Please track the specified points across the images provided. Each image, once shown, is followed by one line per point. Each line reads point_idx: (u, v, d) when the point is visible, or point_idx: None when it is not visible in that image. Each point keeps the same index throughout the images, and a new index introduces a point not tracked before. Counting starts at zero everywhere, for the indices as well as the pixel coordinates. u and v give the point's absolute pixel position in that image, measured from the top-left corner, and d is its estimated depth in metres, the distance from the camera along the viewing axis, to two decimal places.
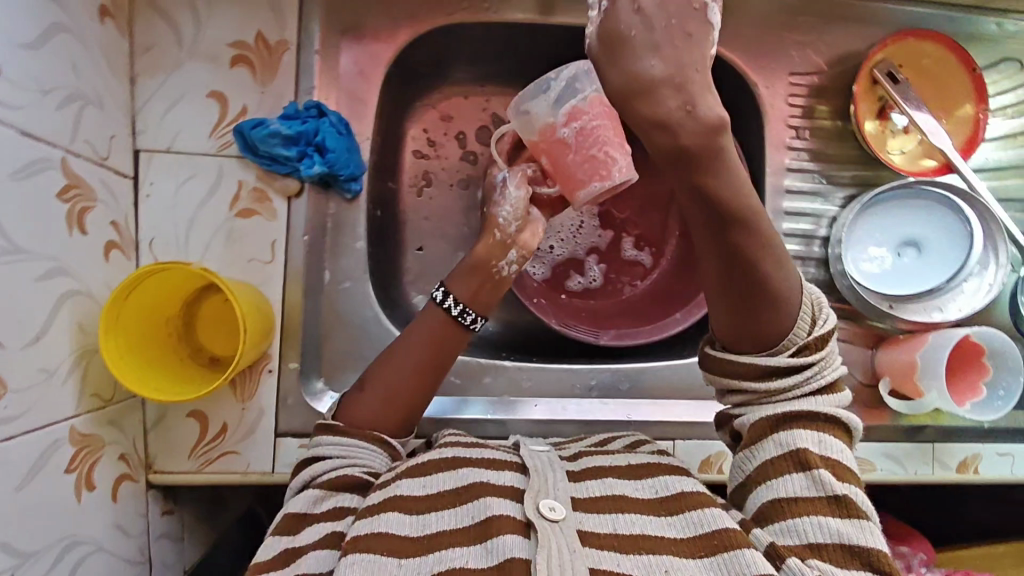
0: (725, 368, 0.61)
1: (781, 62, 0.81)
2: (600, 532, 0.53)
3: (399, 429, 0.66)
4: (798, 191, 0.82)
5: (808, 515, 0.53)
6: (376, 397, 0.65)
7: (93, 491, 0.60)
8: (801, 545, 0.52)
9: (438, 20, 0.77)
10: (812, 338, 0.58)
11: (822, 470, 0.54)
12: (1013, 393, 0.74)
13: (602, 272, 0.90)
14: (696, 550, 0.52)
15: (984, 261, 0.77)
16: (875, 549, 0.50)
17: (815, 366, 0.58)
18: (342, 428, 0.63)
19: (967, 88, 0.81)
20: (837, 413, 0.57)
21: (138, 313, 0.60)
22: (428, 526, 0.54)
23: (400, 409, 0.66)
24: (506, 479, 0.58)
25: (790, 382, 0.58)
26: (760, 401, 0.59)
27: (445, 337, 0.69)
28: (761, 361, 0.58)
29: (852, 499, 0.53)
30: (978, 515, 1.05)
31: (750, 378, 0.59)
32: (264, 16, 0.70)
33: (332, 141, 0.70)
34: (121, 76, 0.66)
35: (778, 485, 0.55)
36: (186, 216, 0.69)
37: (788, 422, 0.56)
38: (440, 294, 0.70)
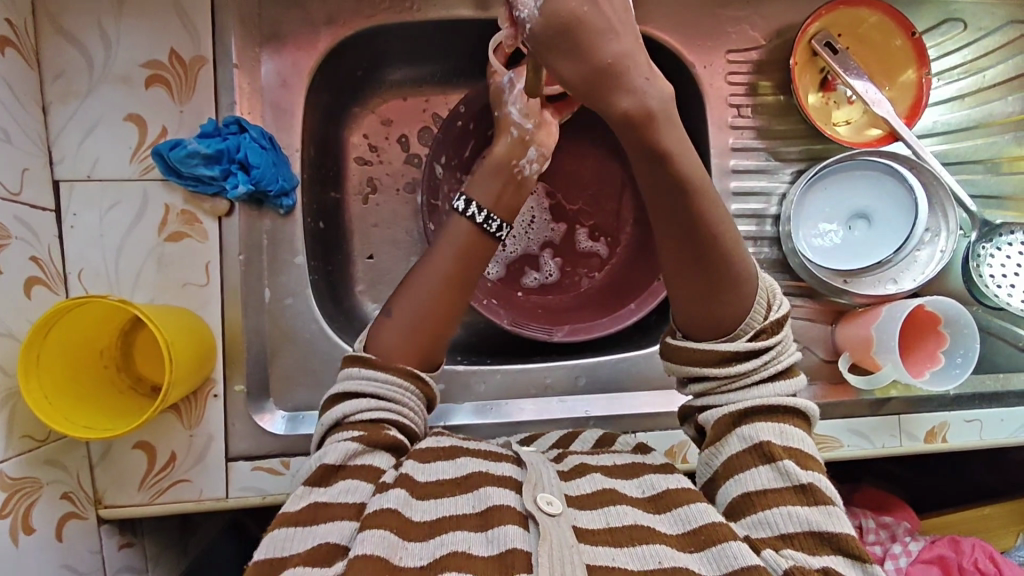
0: (685, 357, 0.58)
1: (717, 40, 0.79)
2: (594, 527, 0.51)
3: (423, 365, 0.62)
4: (745, 170, 0.80)
5: (776, 506, 0.52)
6: (403, 327, 0.62)
7: (33, 533, 0.59)
8: (773, 536, 0.51)
9: (360, 23, 0.75)
10: (769, 322, 0.57)
11: (786, 460, 0.53)
12: (971, 357, 0.73)
13: (558, 267, 0.89)
14: (685, 544, 0.51)
15: (935, 230, 0.77)
16: (844, 533, 0.50)
17: (772, 350, 0.56)
18: (376, 360, 0.59)
19: (906, 54, 0.79)
20: (794, 402, 0.56)
21: (62, 348, 0.59)
22: (427, 512, 0.52)
23: (425, 343, 0.62)
24: (505, 469, 0.56)
25: (750, 367, 0.56)
26: (720, 390, 0.57)
27: (476, 249, 0.65)
28: (721, 347, 0.56)
29: (818, 486, 0.52)
30: (964, 482, 1.03)
31: (709, 365, 0.57)
32: (176, 33, 0.68)
33: (255, 157, 0.68)
34: (32, 106, 0.64)
35: (746, 479, 0.53)
36: (114, 245, 0.67)
37: (749, 417, 0.55)
38: (463, 203, 0.65)
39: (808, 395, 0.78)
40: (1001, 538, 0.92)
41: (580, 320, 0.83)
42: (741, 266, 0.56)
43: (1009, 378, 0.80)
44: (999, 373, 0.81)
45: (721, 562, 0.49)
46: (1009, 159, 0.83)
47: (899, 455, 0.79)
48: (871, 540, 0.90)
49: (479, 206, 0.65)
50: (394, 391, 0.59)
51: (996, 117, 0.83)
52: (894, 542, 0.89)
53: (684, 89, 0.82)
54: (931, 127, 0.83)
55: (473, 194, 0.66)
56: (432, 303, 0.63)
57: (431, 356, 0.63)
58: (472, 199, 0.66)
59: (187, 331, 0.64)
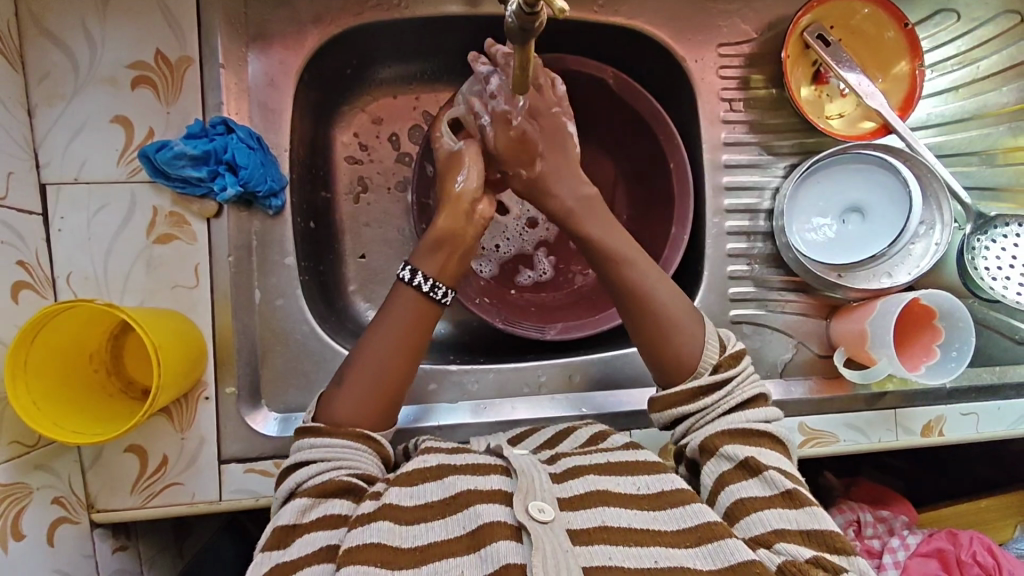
0: (664, 403, 0.61)
1: (708, 34, 0.79)
2: (590, 528, 0.51)
3: (381, 423, 0.62)
4: (737, 164, 0.79)
5: (766, 509, 0.52)
6: (357, 392, 0.61)
7: (23, 539, 0.58)
8: (766, 532, 0.51)
9: (348, 21, 0.74)
10: (724, 356, 0.61)
11: (771, 470, 0.55)
12: (966, 353, 0.72)
13: (552, 265, 0.88)
14: (682, 541, 0.51)
15: (930, 222, 0.76)
16: (829, 530, 0.51)
17: (734, 379, 0.60)
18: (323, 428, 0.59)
19: (899, 45, 0.78)
20: (769, 427, 0.59)
21: (50, 354, 0.59)
22: (418, 538, 0.52)
23: (382, 404, 0.62)
24: (494, 482, 0.55)
25: (718, 397, 0.59)
26: (698, 422, 0.60)
27: (421, 320, 0.64)
28: (689, 385, 0.60)
29: (800, 490, 0.53)
30: (963, 473, 1.03)
31: (681, 403, 0.60)
32: (162, 33, 0.68)
33: (243, 157, 0.68)
34: (17, 108, 0.64)
35: (737, 489, 0.54)
36: (102, 247, 0.67)
37: (731, 437, 0.57)
38: (408, 272, 0.64)
39: (803, 390, 0.77)
40: (999, 529, 0.91)
41: (575, 316, 0.82)
42: (682, 306, 0.64)
43: (1005, 370, 0.80)
44: (995, 365, 0.80)
45: (717, 557, 0.49)
46: (1004, 151, 0.82)
47: (895, 449, 0.79)
48: (869, 534, 0.90)
49: (425, 275, 0.64)
50: (338, 450, 0.58)
51: (990, 108, 0.83)
52: (892, 536, 0.89)
53: (676, 82, 0.82)
54: (925, 119, 0.82)
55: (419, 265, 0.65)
56: (389, 365, 0.62)
57: (390, 411, 0.63)
58: (417, 267, 0.65)
59: (177, 335, 0.63)
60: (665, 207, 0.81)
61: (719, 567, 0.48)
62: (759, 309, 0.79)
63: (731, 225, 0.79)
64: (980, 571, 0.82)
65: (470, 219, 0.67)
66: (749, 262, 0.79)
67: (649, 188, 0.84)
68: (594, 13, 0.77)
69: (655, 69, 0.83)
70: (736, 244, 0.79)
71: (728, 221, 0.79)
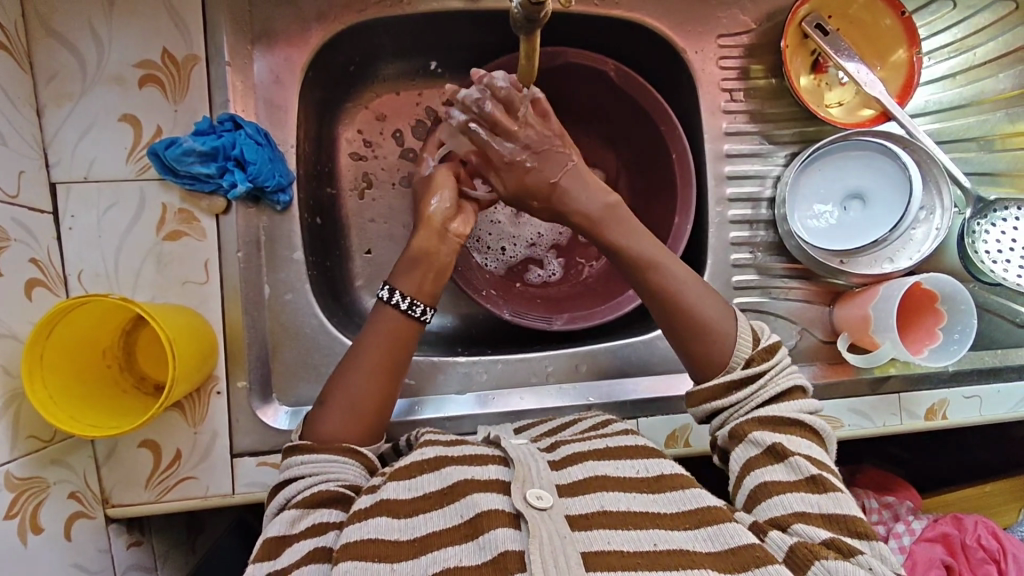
0: (698, 397, 0.62)
1: (708, 25, 0.79)
2: (587, 512, 0.52)
3: (365, 439, 0.63)
4: (738, 154, 0.80)
5: (789, 492, 0.53)
6: (341, 407, 0.62)
7: (41, 533, 0.59)
8: (786, 514, 0.52)
9: (351, 18, 0.75)
10: (757, 350, 0.62)
11: (796, 455, 0.56)
12: (969, 332, 0.73)
13: (562, 266, 0.89)
14: (682, 522, 0.52)
15: (930, 207, 0.77)
16: (851, 514, 0.52)
17: (766, 374, 0.61)
18: (307, 445, 0.60)
19: (896, 33, 0.79)
20: (802, 417, 0.59)
21: (64, 350, 0.60)
22: (417, 528, 0.52)
23: (367, 419, 0.63)
24: (491, 472, 0.56)
25: (752, 390, 0.60)
26: (733, 416, 0.61)
27: (402, 337, 0.65)
28: (722, 379, 0.61)
29: (826, 476, 0.54)
30: (966, 458, 1.03)
31: (712, 398, 0.61)
32: (169, 32, 0.69)
33: (251, 153, 0.68)
34: (26, 108, 0.65)
35: (762, 473, 0.55)
36: (113, 245, 0.68)
37: (763, 426, 0.58)
38: (386, 291, 0.66)
39: (807, 376, 0.78)
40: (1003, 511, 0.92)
41: (581, 306, 0.83)
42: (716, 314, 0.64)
43: (1007, 353, 0.81)
44: (996, 349, 0.81)
45: (716, 540, 0.50)
46: (1003, 136, 0.83)
47: (899, 433, 0.79)
48: (875, 520, 0.90)
49: (401, 292, 0.66)
50: (325, 463, 0.59)
51: (987, 95, 0.84)
52: (897, 521, 0.89)
53: (676, 74, 0.83)
54: (923, 106, 0.83)
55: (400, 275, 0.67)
56: (370, 380, 0.63)
57: (377, 426, 0.63)
58: (394, 286, 0.66)
59: (189, 330, 0.64)
60: (668, 197, 0.81)
61: (720, 548, 0.49)
62: (763, 297, 0.80)
63: (734, 214, 0.80)
64: (985, 554, 0.83)
65: (443, 237, 0.69)
66: (752, 250, 0.80)
67: (652, 179, 0.85)
68: (594, 6, 0.78)
69: (656, 60, 0.84)
70: (739, 233, 0.80)
71: (730, 210, 0.80)
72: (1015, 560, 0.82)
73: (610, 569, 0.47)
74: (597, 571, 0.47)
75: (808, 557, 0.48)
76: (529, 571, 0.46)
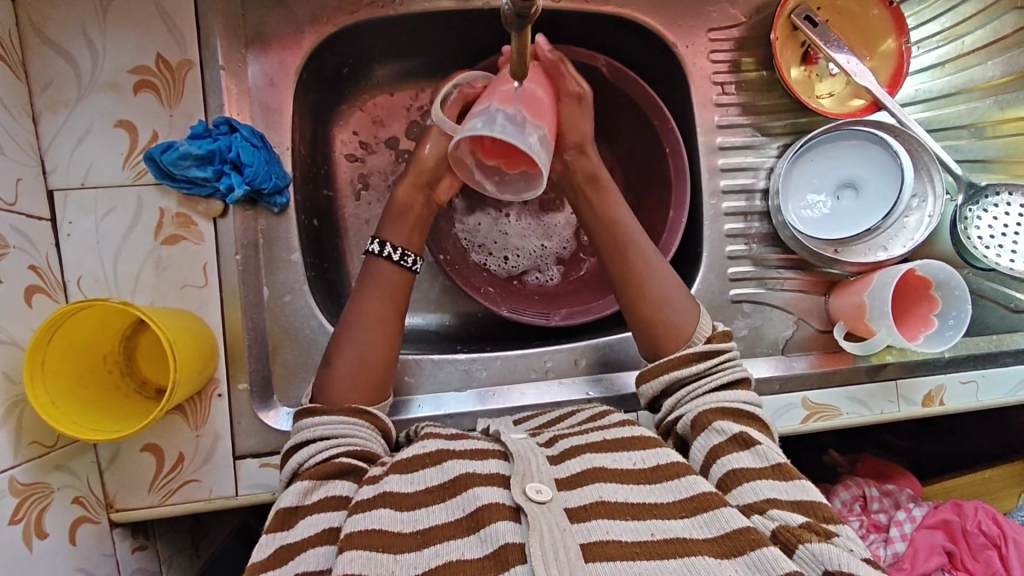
0: (660, 369, 0.64)
1: (699, 20, 0.80)
2: (586, 504, 0.52)
3: (373, 400, 0.66)
4: (731, 147, 0.81)
5: (757, 479, 0.54)
6: (354, 358, 0.65)
7: (46, 538, 0.59)
8: (759, 500, 0.53)
9: (343, 19, 0.75)
10: (717, 333, 0.66)
11: (760, 443, 0.57)
12: (963, 318, 0.74)
13: (560, 274, 0.88)
14: (677, 511, 0.52)
15: (922, 195, 0.78)
16: (816, 501, 0.53)
17: (724, 355, 0.64)
18: (320, 408, 0.62)
19: (884, 23, 0.80)
20: (752, 408, 0.61)
21: (66, 357, 0.60)
22: (420, 521, 0.53)
23: (380, 368, 0.66)
24: (492, 466, 0.57)
25: (711, 364, 0.63)
26: (691, 391, 0.63)
27: (395, 287, 0.68)
28: (686, 351, 0.64)
29: (790, 465, 0.56)
30: (966, 445, 1.04)
31: (674, 369, 0.64)
32: (161, 37, 0.69)
33: (248, 155, 0.69)
34: (22, 117, 0.65)
35: (730, 460, 0.56)
36: (112, 250, 0.68)
37: (723, 414, 0.60)
38: (377, 246, 0.69)
39: (805, 365, 0.79)
40: (1002, 497, 0.93)
41: (579, 303, 0.82)
42: (679, 289, 0.68)
43: (1002, 338, 0.82)
44: (991, 334, 0.82)
45: (712, 526, 0.50)
46: (993, 124, 0.84)
47: (897, 420, 0.80)
48: (875, 508, 0.91)
49: (393, 245, 0.69)
50: (340, 426, 0.61)
51: (976, 82, 0.84)
52: (898, 509, 0.90)
53: (668, 68, 0.83)
54: (913, 95, 0.84)
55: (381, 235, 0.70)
56: (382, 324, 0.67)
57: (387, 375, 0.67)
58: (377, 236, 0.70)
59: (189, 334, 0.64)
60: (663, 191, 0.82)
61: (715, 534, 0.50)
62: (759, 287, 0.80)
63: (728, 206, 0.81)
64: (985, 540, 0.84)
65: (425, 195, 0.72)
66: (747, 242, 0.80)
67: (646, 174, 0.86)
68: (585, 3, 0.79)
69: (647, 56, 0.84)
70: (733, 225, 0.81)
71: (724, 202, 0.81)
72: (1016, 545, 0.83)
73: (609, 560, 0.47)
74: (596, 561, 0.47)
75: (793, 541, 0.49)
76: (530, 562, 0.47)
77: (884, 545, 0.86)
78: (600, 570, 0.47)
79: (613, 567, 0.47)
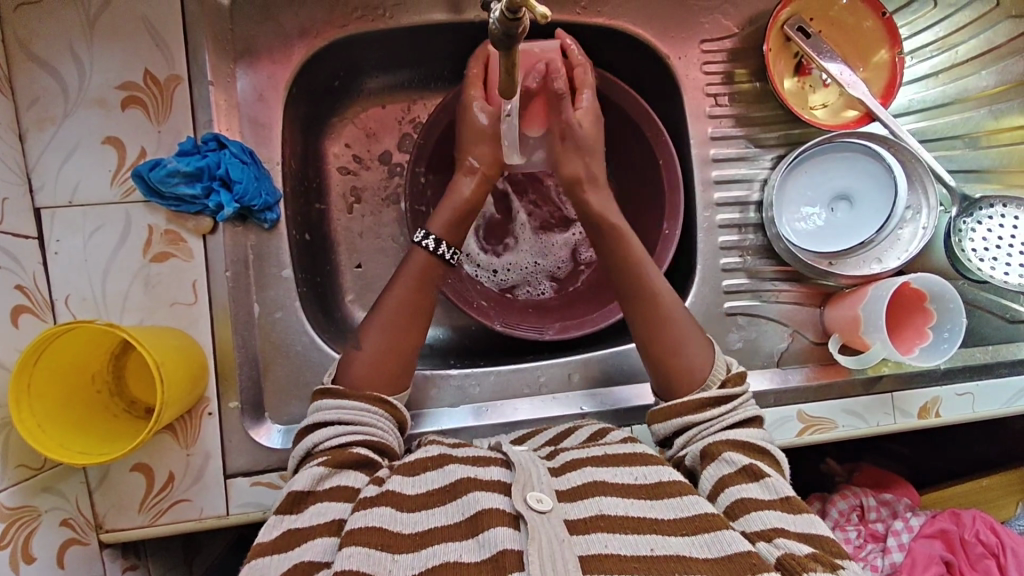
0: (671, 411, 0.63)
1: (691, 31, 0.80)
2: (586, 517, 0.52)
3: (391, 389, 0.66)
4: (725, 158, 0.80)
5: (763, 509, 0.54)
6: (369, 355, 0.65)
7: (33, 562, 0.59)
8: (765, 528, 0.52)
9: (333, 33, 0.75)
10: (730, 375, 0.65)
11: (769, 476, 0.56)
12: (959, 330, 0.73)
13: (554, 289, 0.87)
14: (678, 528, 0.52)
15: (916, 207, 0.78)
16: (823, 536, 0.52)
17: (738, 398, 0.64)
18: (342, 390, 0.62)
19: (877, 34, 0.80)
20: (764, 446, 0.61)
21: (53, 378, 0.59)
22: (419, 523, 0.52)
23: (390, 371, 0.65)
24: (493, 473, 0.56)
25: (725, 408, 0.62)
26: (704, 433, 0.62)
27: (427, 276, 0.68)
28: (698, 395, 0.63)
29: (799, 499, 0.55)
30: (964, 453, 1.03)
31: (687, 412, 0.63)
32: (148, 53, 0.68)
33: (237, 172, 0.68)
34: (8, 135, 0.64)
35: (739, 489, 0.56)
36: (99, 269, 0.67)
37: (732, 446, 0.59)
38: (431, 241, 0.69)
39: (801, 378, 0.78)
40: (1000, 507, 0.92)
41: (574, 316, 0.82)
42: (681, 312, 0.69)
43: (998, 349, 0.81)
44: (987, 345, 0.81)
45: (714, 546, 0.50)
46: (987, 133, 0.84)
47: (894, 432, 0.79)
48: (873, 518, 0.90)
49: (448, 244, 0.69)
50: (357, 414, 0.61)
51: (971, 92, 0.84)
52: (895, 519, 0.89)
53: (660, 80, 0.83)
54: (907, 105, 0.84)
55: (436, 230, 0.70)
56: (397, 328, 0.66)
57: (402, 375, 0.66)
58: (431, 231, 0.69)
59: (178, 354, 0.64)
60: (656, 202, 0.81)
61: (716, 555, 0.49)
62: (754, 300, 0.80)
63: (722, 218, 0.80)
64: (984, 549, 0.84)
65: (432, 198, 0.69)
66: (741, 255, 0.80)
67: (640, 185, 0.85)
68: (577, 15, 0.78)
69: (639, 67, 0.84)
70: (728, 237, 0.80)
71: (718, 214, 0.80)
72: (1014, 554, 0.83)
73: (608, 574, 0.47)
74: None
75: (797, 569, 0.48)
76: (526, 571, 0.46)
77: (881, 555, 0.86)
78: None
79: None
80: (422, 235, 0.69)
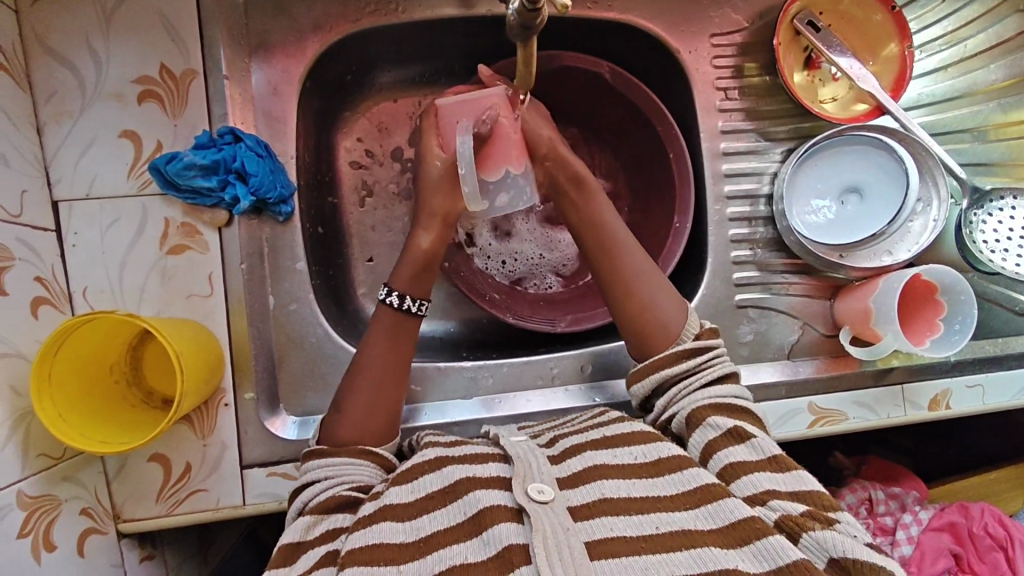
0: (649, 368, 0.65)
1: (701, 25, 0.80)
2: (590, 501, 0.52)
3: (381, 440, 0.65)
4: (735, 152, 0.81)
5: (755, 472, 0.54)
6: (378, 356, 0.65)
7: (54, 551, 0.59)
8: (759, 491, 0.53)
9: (346, 27, 0.75)
10: (704, 329, 0.67)
11: (755, 437, 0.57)
12: (970, 322, 0.73)
13: (560, 282, 0.88)
14: (680, 503, 0.52)
15: (927, 199, 0.78)
16: (815, 490, 0.53)
17: (714, 351, 0.65)
18: (325, 450, 0.62)
19: (886, 27, 0.80)
20: (740, 400, 0.62)
21: (74, 369, 0.60)
22: (422, 529, 0.53)
23: (398, 359, 0.66)
24: (492, 470, 0.57)
25: (701, 360, 0.64)
26: (686, 393, 0.63)
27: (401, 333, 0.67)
28: (673, 349, 0.65)
29: (787, 456, 0.55)
30: (972, 447, 1.04)
31: (667, 367, 0.64)
32: (164, 47, 0.69)
33: (252, 165, 0.69)
34: (27, 128, 0.65)
35: (726, 454, 0.56)
36: (117, 260, 0.68)
37: (712, 405, 0.60)
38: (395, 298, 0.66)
39: (811, 370, 0.79)
40: (1007, 500, 0.93)
41: (584, 308, 0.82)
42: (666, 281, 0.69)
43: (1008, 341, 0.81)
44: (997, 337, 0.82)
45: (717, 516, 0.50)
46: (996, 127, 0.84)
47: (903, 425, 0.80)
48: (882, 511, 0.90)
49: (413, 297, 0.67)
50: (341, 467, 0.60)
51: (980, 85, 0.84)
52: (904, 512, 0.89)
53: (669, 74, 0.84)
54: (916, 99, 0.84)
55: (400, 286, 0.67)
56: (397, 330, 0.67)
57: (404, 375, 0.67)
58: (393, 288, 0.67)
59: (195, 345, 0.64)
60: (666, 196, 0.82)
61: (720, 525, 0.50)
62: (764, 292, 0.80)
63: (732, 211, 0.81)
64: (992, 542, 0.84)
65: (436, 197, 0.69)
66: (752, 247, 0.80)
67: (650, 179, 0.85)
68: (588, 10, 0.79)
69: (649, 61, 0.84)
70: (738, 230, 0.80)
71: (729, 208, 0.81)
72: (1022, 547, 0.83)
73: (614, 557, 0.47)
74: (602, 559, 0.47)
75: (796, 530, 0.49)
76: (535, 564, 0.46)
77: (891, 548, 0.86)
78: (606, 568, 0.46)
79: (622, 562, 0.47)
80: (386, 293, 0.67)
